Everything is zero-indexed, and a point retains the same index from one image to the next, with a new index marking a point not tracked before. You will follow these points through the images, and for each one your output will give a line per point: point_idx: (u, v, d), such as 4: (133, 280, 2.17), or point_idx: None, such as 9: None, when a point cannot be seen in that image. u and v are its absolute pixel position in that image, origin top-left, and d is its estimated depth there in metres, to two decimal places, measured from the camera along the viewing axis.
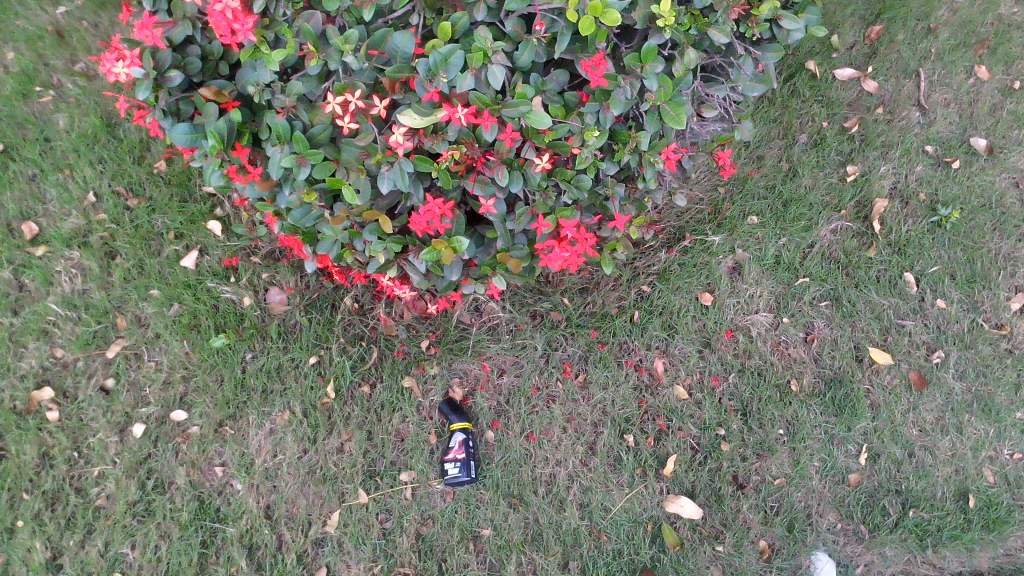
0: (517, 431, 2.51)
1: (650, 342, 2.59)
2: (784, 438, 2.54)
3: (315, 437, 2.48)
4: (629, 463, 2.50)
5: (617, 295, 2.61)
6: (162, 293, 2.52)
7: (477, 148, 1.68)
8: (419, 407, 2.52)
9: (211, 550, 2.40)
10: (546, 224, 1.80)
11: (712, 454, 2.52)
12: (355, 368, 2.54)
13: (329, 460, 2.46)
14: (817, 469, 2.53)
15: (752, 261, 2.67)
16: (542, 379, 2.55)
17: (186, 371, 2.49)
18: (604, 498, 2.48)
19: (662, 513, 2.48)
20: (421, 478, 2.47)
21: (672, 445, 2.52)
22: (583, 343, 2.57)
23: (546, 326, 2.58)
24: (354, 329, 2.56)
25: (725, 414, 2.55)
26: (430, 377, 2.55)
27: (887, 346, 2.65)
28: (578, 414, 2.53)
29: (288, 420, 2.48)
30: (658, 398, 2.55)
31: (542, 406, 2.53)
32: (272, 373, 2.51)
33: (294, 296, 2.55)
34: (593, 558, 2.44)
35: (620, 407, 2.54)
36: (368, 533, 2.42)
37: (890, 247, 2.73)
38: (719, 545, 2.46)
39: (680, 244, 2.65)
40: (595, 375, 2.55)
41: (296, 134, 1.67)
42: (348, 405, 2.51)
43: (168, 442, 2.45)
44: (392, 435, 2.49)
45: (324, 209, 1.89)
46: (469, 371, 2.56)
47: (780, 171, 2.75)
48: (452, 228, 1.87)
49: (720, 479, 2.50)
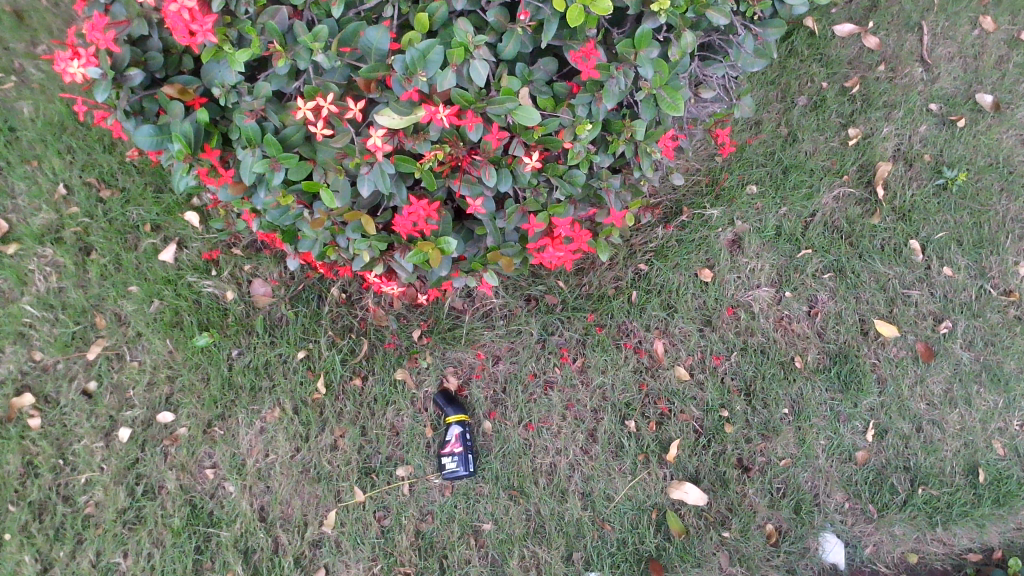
0: (515, 421, 2.43)
1: (649, 322, 2.51)
2: (788, 417, 2.46)
3: (307, 434, 2.41)
4: (631, 449, 2.41)
5: (614, 275, 2.52)
6: (141, 289, 2.44)
7: (462, 147, 1.58)
8: (414, 399, 2.44)
9: (205, 556, 2.33)
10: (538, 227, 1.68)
11: (716, 437, 2.43)
12: (346, 361, 2.45)
13: (323, 458, 2.39)
14: (823, 448, 2.45)
15: (752, 233, 2.59)
16: (540, 365, 2.47)
17: (170, 371, 2.42)
18: (607, 486, 2.39)
19: (666, 500, 2.39)
20: (418, 473, 2.40)
21: (674, 429, 2.43)
22: (579, 326, 2.48)
23: (541, 309, 2.49)
24: (343, 322, 2.47)
25: (728, 395, 2.47)
26: (423, 368, 2.46)
27: (893, 318, 2.57)
28: (577, 401, 2.45)
29: (279, 418, 2.41)
30: (659, 380, 2.47)
31: (541, 394, 2.45)
32: (260, 369, 2.44)
33: (279, 288, 2.46)
34: (598, 549, 2.36)
35: (621, 392, 2.46)
36: (365, 532, 2.35)
37: (894, 213, 2.64)
38: (726, 531, 2.37)
39: (677, 220, 2.56)
40: (594, 359, 2.47)
41: (267, 138, 1.56)
42: (340, 400, 2.43)
43: (156, 446, 2.39)
44: (386, 430, 2.42)
45: (303, 208, 1.81)
46: (464, 360, 2.46)
47: (779, 136, 2.65)
48: (438, 227, 1.76)
49: (725, 463, 2.42)
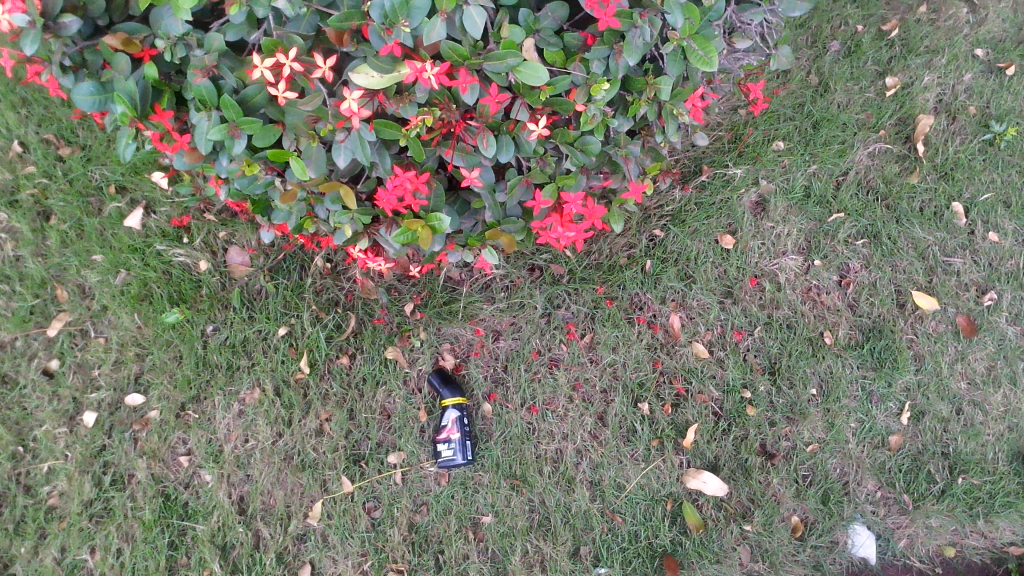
0: (517, 403, 2.22)
1: (665, 294, 2.28)
2: (816, 399, 2.25)
3: (290, 418, 2.20)
4: (645, 435, 2.21)
5: (626, 243, 2.30)
6: (106, 259, 2.21)
7: (455, 110, 1.33)
8: (407, 379, 2.23)
9: (180, 552, 2.14)
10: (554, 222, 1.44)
11: (737, 421, 2.23)
12: (331, 338, 2.23)
13: (307, 444, 2.19)
14: (854, 432, 2.25)
15: (779, 194, 2.35)
16: (544, 342, 2.25)
17: (139, 349, 2.21)
18: (618, 474, 2.19)
19: (683, 489, 2.19)
20: (412, 461, 2.20)
21: (692, 413, 2.23)
22: (588, 299, 2.26)
23: (546, 280, 2.26)
24: (328, 295, 2.24)
25: (752, 374, 2.26)
26: (417, 347, 2.24)
27: (932, 290, 2.34)
28: (586, 381, 2.24)
29: (259, 400, 2.20)
30: (675, 358, 2.25)
31: (545, 373, 2.23)
32: (237, 347, 2.22)
33: (257, 258, 2.23)
34: (607, 543, 2.17)
35: (633, 371, 2.24)
36: (354, 525, 2.17)
37: (935, 172, 2.39)
38: (748, 525, 2.17)
39: (697, 180, 2.32)
40: (603, 335, 2.25)
41: (224, 99, 1.31)
42: (325, 381, 2.22)
43: (125, 431, 2.18)
44: (376, 413, 2.21)
45: (275, 176, 1.58)
46: (461, 336, 2.25)
47: (809, 87, 2.39)
48: (429, 202, 1.52)
49: (747, 449, 2.21)
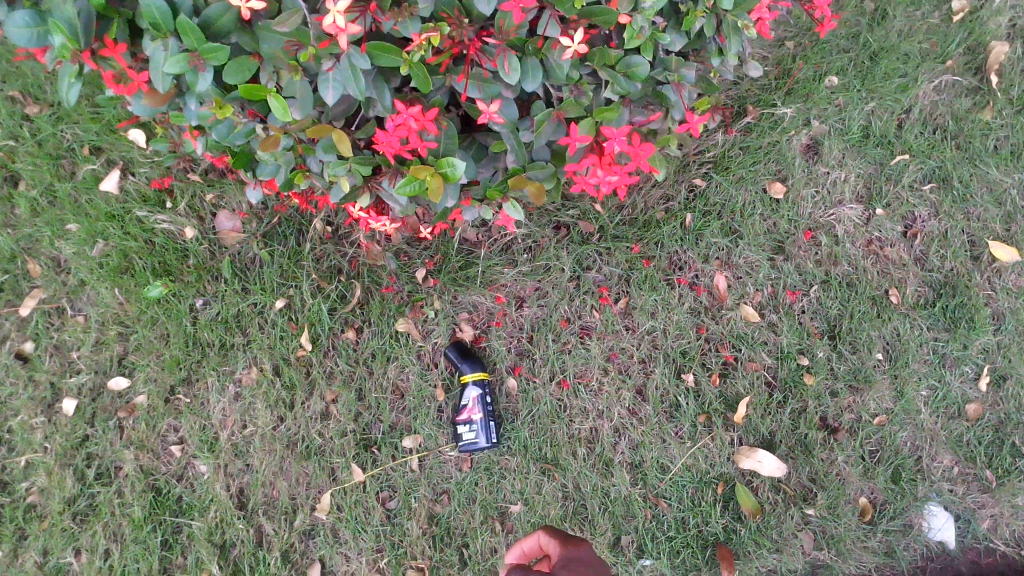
0: (546, 378, 1.98)
1: (708, 252, 2.03)
2: (883, 365, 2.00)
3: (291, 400, 1.97)
4: (690, 411, 1.96)
5: (662, 195, 2.03)
6: (82, 228, 1.97)
7: (468, 27, 1.06)
8: (421, 354, 1.99)
9: (175, 551, 1.93)
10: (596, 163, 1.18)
11: (793, 392, 1.98)
12: (335, 311, 1.99)
13: (312, 429, 1.96)
14: (926, 401, 1.99)
15: (833, 135, 2.07)
16: (573, 309, 2.00)
17: (121, 327, 1.97)
18: (661, 455, 1.95)
19: (735, 470, 1.95)
20: (429, 445, 1.97)
21: (742, 385, 1.98)
22: (622, 260, 2.01)
23: (574, 240, 2.00)
24: (330, 262, 1.99)
25: (809, 340, 2.00)
26: (431, 318, 1.99)
27: (1010, 239, 2.07)
28: (621, 351, 1.99)
29: (256, 381, 1.97)
30: (721, 323, 2.01)
31: (576, 343, 1.99)
32: (231, 322, 1.98)
33: (250, 222, 1.99)
34: (652, 532, 1.94)
35: (675, 339, 1.99)
36: (367, 518, 1.95)
37: (1011, 106, 2.11)
38: (810, 508, 1.93)
39: (742, 121, 2.04)
40: (640, 300, 2.00)
41: (179, 22, 1.06)
42: (330, 358, 1.98)
43: (109, 420, 1.96)
44: (388, 393, 1.98)
45: (256, 122, 1.34)
46: (481, 305, 2.00)
47: (864, 13, 2.10)
48: (440, 146, 1.26)
49: (806, 424, 1.96)
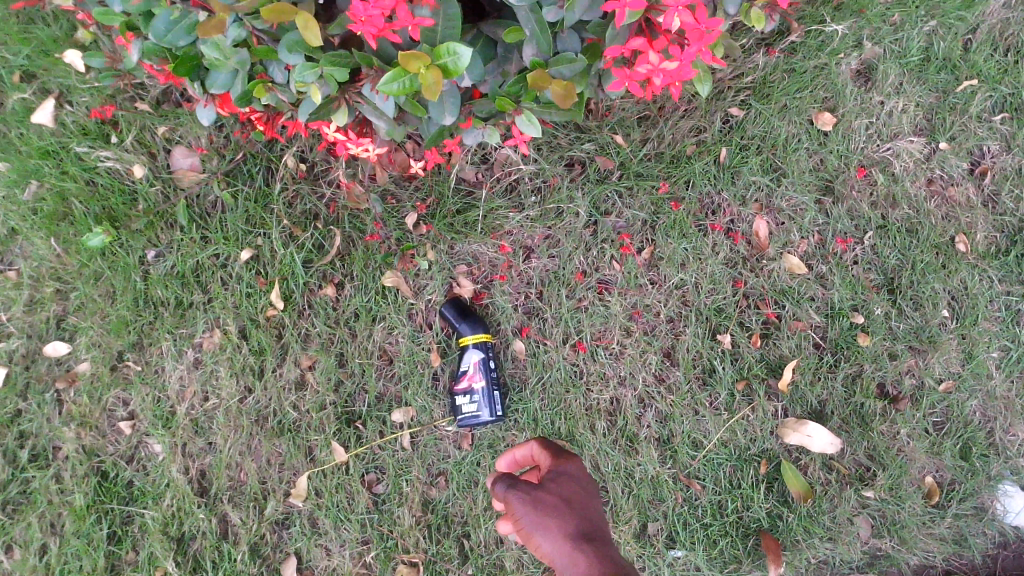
0: (558, 340, 1.69)
1: (745, 193, 1.74)
2: (949, 323, 1.72)
3: (261, 368, 1.68)
4: (727, 377, 1.69)
5: (693, 125, 1.73)
6: (9, 166, 1.65)
7: None
8: (413, 314, 1.70)
9: (125, 545, 1.65)
10: (639, 42, 0.93)
11: (847, 354, 1.70)
12: (311, 263, 1.69)
13: (286, 402, 1.67)
14: (998, 365, 1.72)
15: (889, 58, 1.76)
16: (590, 260, 1.71)
17: (59, 284, 1.67)
18: (694, 429, 1.68)
19: (780, 446, 1.68)
20: (423, 420, 1.69)
21: (787, 347, 1.70)
22: (646, 202, 1.71)
23: (590, 179, 1.71)
24: (303, 205, 1.68)
25: (865, 295, 1.72)
26: (424, 270, 1.69)
27: None
28: (647, 308, 1.71)
29: (219, 347, 1.68)
30: (762, 276, 1.72)
31: (594, 300, 1.70)
32: (188, 277, 1.68)
33: (209, 160, 1.68)
34: (684, 518, 1.67)
35: (709, 295, 1.71)
36: (351, 505, 1.67)
37: None
38: (868, 490, 1.66)
39: (784, 42, 1.72)
40: (668, 249, 1.71)
41: None
42: (305, 319, 1.69)
43: (46, 392, 1.66)
44: (374, 359, 1.69)
45: (199, 11, 1.06)
46: (482, 255, 1.71)
47: None
48: (438, 29, 0.96)
49: (863, 392, 1.69)
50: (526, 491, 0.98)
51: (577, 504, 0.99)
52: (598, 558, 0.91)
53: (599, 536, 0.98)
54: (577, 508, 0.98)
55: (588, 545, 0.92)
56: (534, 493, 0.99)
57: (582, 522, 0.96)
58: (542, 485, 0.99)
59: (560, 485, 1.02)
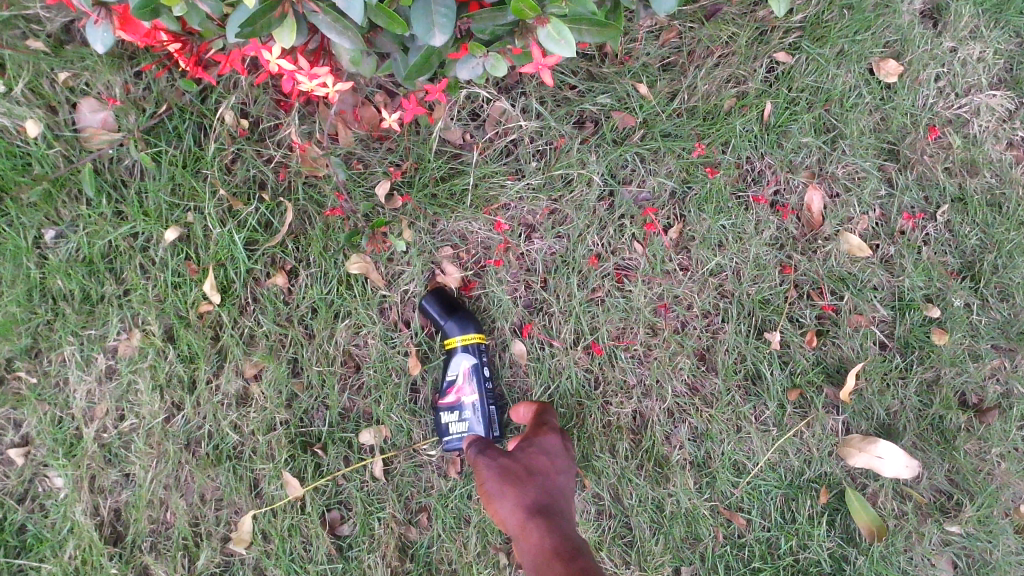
0: (569, 340, 1.37)
1: (795, 157, 1.39)
2: None
3: (192, 379, 1.32)
4: (776, 387, 1.38)
5: (733, 72, 1.37)
6: None
7: None
8: (386, 309, 1.35)
9: None
10: None
11: (920, 357, 1.39)
12: (255, 245, 1.32)
13: (224, 423, 1.32)
14: None
15: None
16: (606, 240, 1.37)
17: None
18: (738, 451, 1.37)
19: (843, 472, 1.38)
20: (399, 443, 1.35)
21: (849, 348, 1.39)
22: (675, 168, 1.37)
23: (605, 140, 1.36)
24: (246, 172, 1.31)
25: (943, 282, 1.39)
26: (400, 254, 1.34)
27: None
28: (676, 301, 1.38)
29: (137, 353, 1.31)
30: (815, 260, 1.39)
31: (612, 291, 1.37)
32: (97, 264, 1.31)
33: (125, 114, 1.28)
34: (725, 561, 1.37)
35: (753, 283, 1.38)
36: (309, 552, 1.33)
37: None
38: (953, 525, 1.38)
39: None
40: (703, 229, 1.37)
41: None
42: (248, 317, 1.33)
43: None
44: (337, 366, 1.34)
45: None
46: (472, 235, 1.36)
47: None
48: None
49: (942, 404, 1.38)
50: (494, 460, 1.07)
51: (543, 473, 1.07)
52: (550, 531, 0.99)
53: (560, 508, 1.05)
54: (543, 480, 1.05)
55: (542, 518, 1.00)
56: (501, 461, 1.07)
57: (544, 494, 1.04)
58: (508, 454, 1.07)
59: (535, 482, 1.05)
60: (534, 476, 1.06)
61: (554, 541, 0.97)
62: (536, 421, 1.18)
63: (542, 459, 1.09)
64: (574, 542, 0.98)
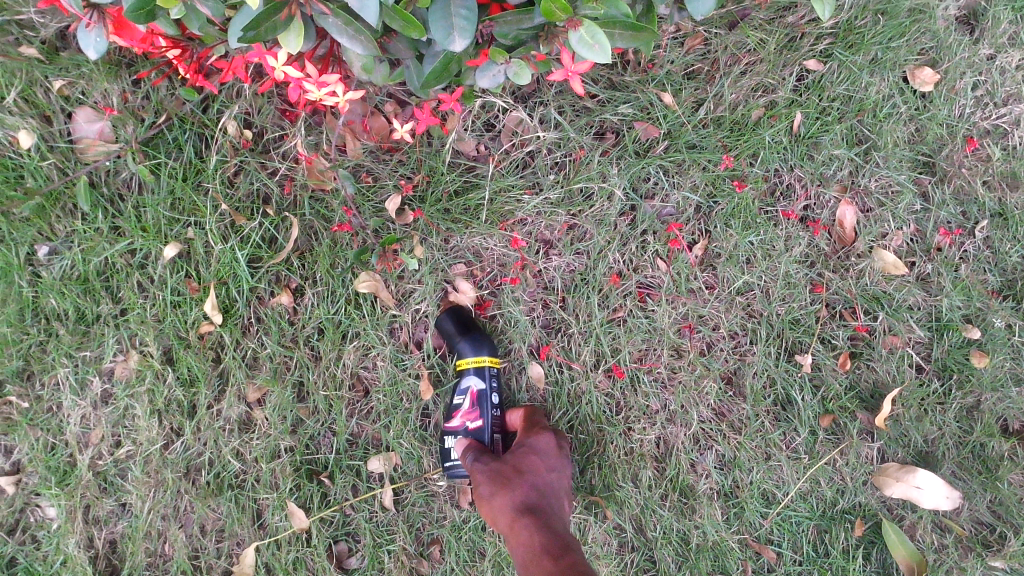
0: (590, 363, 1.30)
1: (827, 171, 1.32)
2: None
3: (191, 404, 1.26)
4: (807, 413, 1.31)
5: (762, 80, 1.29)
6: None
7: None
8: (396, 330, 1.28)
9: None
10: None
11: (959, 381, 1.32)
12: (259, 263, 1.26)
13: (227, 450, 1.25)
14: None
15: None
16: (628, 257, 1.30)
17: None
18: (767, 480, 1.31)
19: (877, 502, 1.32)
20: (410, 471, 1.28)
21: (885, 371, 1.32)
22: (701, 182, 1.30)
23: (628, 152, 1.29)
24: (250, 185, 1.25)
25: (984, 302, 1.31)
26: (411, 272, 1.27)
27: None
28: (702, 321, 1.31)
29: (133, 377, 1.25)
30: (848, 280, 1.32)
31: (634, 312, 1.30)
32: (92, 282, 1.24)
33: (122, 124, 1.21)
34: None
35: (783, 303, 1.31)
36: None
37: None
38: (996, 560, 1.30)
39: None
40: (731, 246, 1.30)
41: None
42: (251, 338, 1.26)
43: None
44: (345, 390, 1.27)
45: None
46: (488, 252, 1.29)
47: None
48: None
49: (982, 430, 1.31)
50: (486, 463, 1.10)
51: (534, 472, 1.10)
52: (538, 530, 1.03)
53: (550, 504, 1.08)
54: (532, 480, 1.09)
55: (531, 519, 1.04)
56: (492, 464, 1.10)
57: (533, 493, 1.07)
58: (498, 456, 1.10)
59: (524, 481, 1.08)
60: (523, 475, 1.09)
61: (542, 540, 1.01)
62: (529, 419, 1.20)
63: (532, 458, 1.12)
64: (560, 539, 1.02)
